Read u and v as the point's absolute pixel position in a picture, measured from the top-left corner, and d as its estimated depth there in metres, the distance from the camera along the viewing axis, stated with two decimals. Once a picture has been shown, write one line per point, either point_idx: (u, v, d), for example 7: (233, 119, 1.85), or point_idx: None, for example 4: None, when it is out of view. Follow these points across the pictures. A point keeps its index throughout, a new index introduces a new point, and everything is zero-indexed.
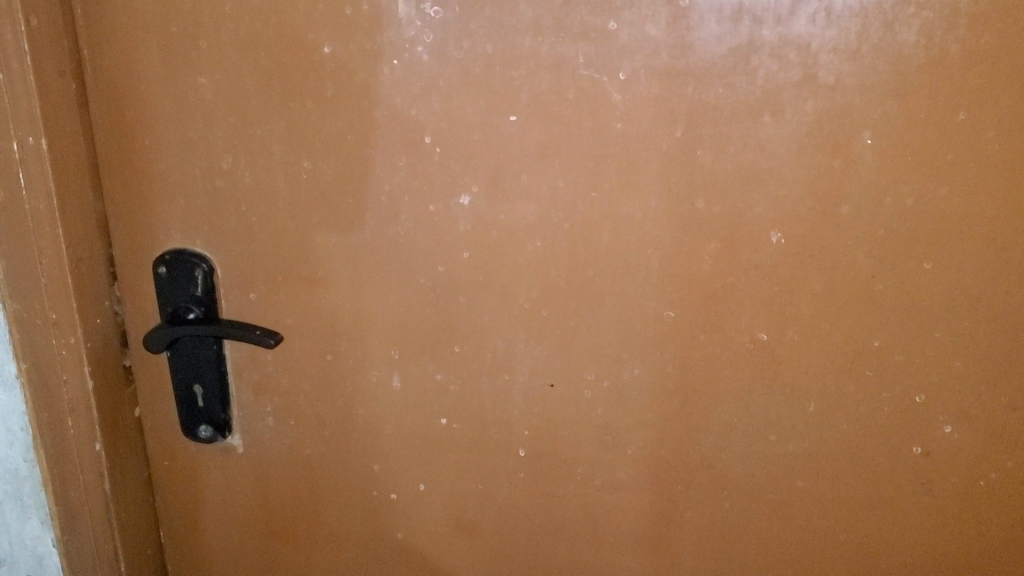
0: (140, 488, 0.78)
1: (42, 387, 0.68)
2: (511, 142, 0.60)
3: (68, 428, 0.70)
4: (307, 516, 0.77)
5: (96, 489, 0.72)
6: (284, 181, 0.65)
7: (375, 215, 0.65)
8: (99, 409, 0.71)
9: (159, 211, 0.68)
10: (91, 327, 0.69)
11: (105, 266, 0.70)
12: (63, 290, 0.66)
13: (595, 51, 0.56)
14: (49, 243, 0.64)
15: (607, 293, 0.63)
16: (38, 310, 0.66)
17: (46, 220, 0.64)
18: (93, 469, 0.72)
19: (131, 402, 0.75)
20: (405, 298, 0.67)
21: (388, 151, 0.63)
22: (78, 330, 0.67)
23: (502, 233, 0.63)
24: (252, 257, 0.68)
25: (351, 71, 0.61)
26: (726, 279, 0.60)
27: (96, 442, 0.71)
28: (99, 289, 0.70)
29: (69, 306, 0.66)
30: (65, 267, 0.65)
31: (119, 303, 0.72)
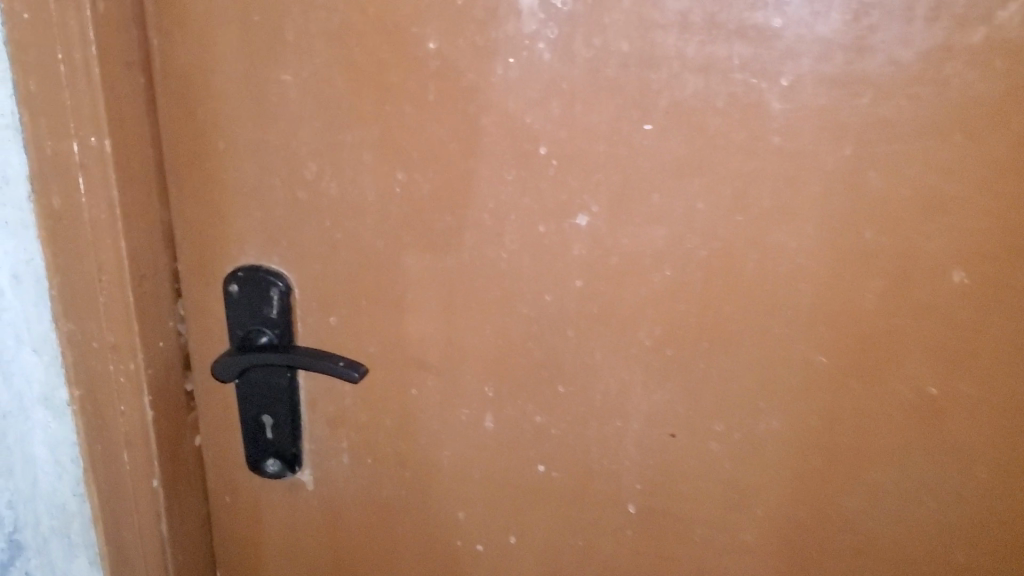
0: (198, 525, 0.71)
1: (97, 416, 0.61)
2: (643, 156, 0.52)
3: (123, 462, 0.62)
4: (380, 564, 0.70)
5: (152, 529, 0.65)
6: (374, 194, 0.58)
7: (477, 234, 0.57)
8: (158, 443, 0.63)
9: (232, 223, 0.61)
10: (152, 350, 0.61)
11: (169, 281, 0.63)
12: (123, 309, 0.58)
13: (753, 53, 0.47)
14: (109, 257, 0.57)
15: (745, 334, 0.54)
16: (94, 331, 0.59)
17: (107, 231, 0.56)
18: (149, 508, 0.64)
19: (190, 430, 0.68)
20: (506, 330, 0.59)
21: (497, 162, 0.55)
22: (138, 355, 0.60)
23: (625, 260, 0.55)
24: (335, 277, 0.61)
25: (458, 70, 0.53)
26: (891, 324, 0.52)
27: (153, 478, 0.64)
28: (162, 307, 0.62)
29: (128, 328, 0.59)
30: (127, 285, 0.58)
31: (182, 322, 0.65)
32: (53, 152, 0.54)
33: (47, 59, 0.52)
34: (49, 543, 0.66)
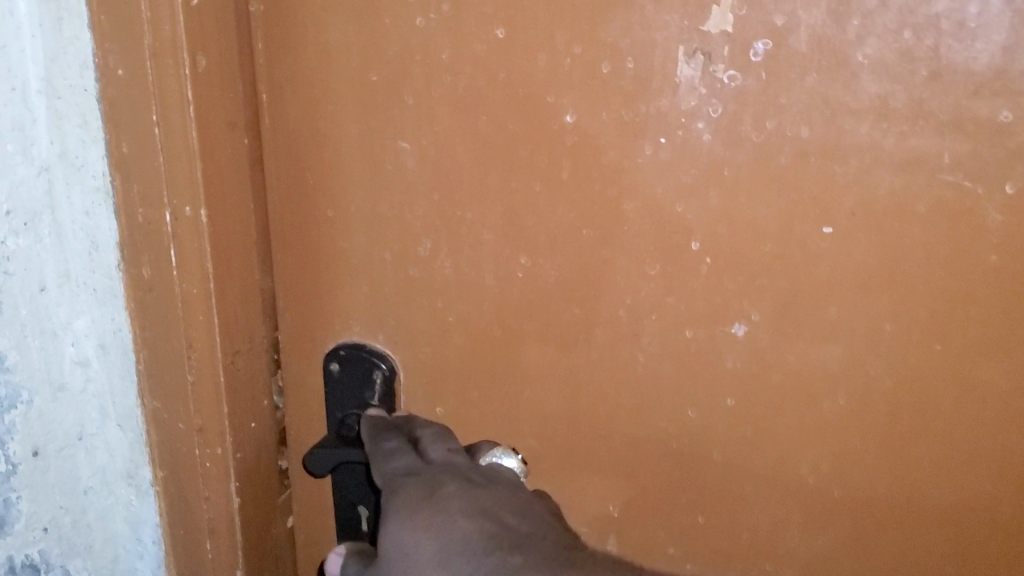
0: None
1: (180, 500, 0.56)
2: (818, 263, 0.43)
3: (206, 551, 0.57)
4: None
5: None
6: (494, 279, 0.51)
7: (609, 334, 0.49)
8: (244, 531, 0.57)
9: (337, 297, 0.55)
10: (243, 434, 0.56)
11: (270, 354, 0.57)
12: (212, 391, 0.53)
13: (968, 150, 0.38)
14: (201, 336, 0.51)
15: (925, 476, 0.45)
16: (180, 413, 0.53)
17: (200, 307, 0.50)
18: None
19: (282, 512, 0.63)
20: (636, 444, 0.51)
21: (638, 255, 0.46)
22: (226, 440, 0.54)
23: (787, 381, 0.45)
24: (446, 365, 0.54)
25: (600, 148, 0.45)
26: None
27: (237, 570, 0.58)
28: (260, 384, 0.57)
29: (217, 410, 0.53)
30: (218, 366, 0.52)
31: (280, 395, 0.59)
32: (144, 220, 0.49)
33: (143, 120, 0.46)
34: None
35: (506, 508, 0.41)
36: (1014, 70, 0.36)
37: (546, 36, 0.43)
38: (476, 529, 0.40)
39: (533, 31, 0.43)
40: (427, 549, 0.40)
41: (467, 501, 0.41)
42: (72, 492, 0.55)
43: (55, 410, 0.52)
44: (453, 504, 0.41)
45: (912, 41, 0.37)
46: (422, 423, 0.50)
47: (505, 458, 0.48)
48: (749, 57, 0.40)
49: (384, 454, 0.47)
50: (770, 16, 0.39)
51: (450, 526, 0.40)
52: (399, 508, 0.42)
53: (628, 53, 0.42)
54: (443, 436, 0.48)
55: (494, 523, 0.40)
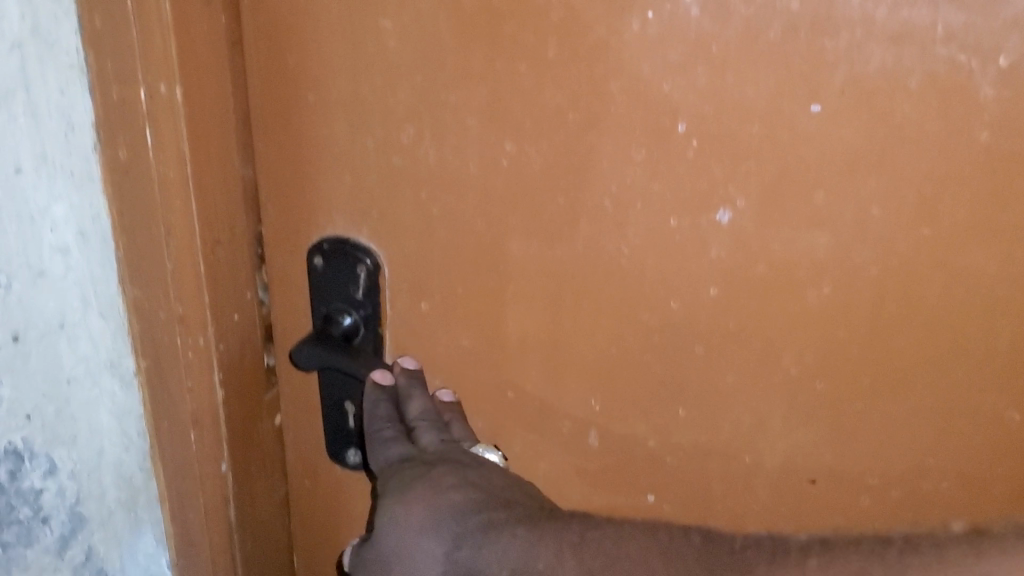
0: (274, 507, 0.66)
1: (165, 390, 0.57)
2: (807, 144, 0.41)
3: (190, 443, 0.57)
4: None
5: (220, 515, 0.60)
6: (478, 168, 0.49)
7: (593, 224, 0.48)
8: (229, 425, 0.57)
9: (320, 188, 0.54)
10: (227, 325, 0.55)
11: (255, 246, 0.57)
12: (194, 279, 0.52)
13: (965, 20, 0.36)
14: (180, 221, 0.50)
15: (911, 366, 0.44)
16: (162, 302, 0.53)
17: (178, 192, 0.49)
18: (218, 493, 0.59)
19: (269, 409, 0.62)
20: (620, 338, 0.50)
21: (623, 139, 0.45)
22: (208, 330, 0.54)
23: (772, 270, 0.44)
24: (430, 260, 0.53)
25: (585, 24, 0.43)
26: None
27: (222, 462, 0.58)
28: (244, 276, 0.56)
29: (198, 300, 0.53)
30: (198, 254, 0.51)
31: (265, 290, 0.59)
32: (120, 98, 0.48)
33: None
34: (113, 520, 0.60)
35: (492, 479, 0.45)
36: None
37: None
38: (460, 497, 0.43)
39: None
40: (418, 520, 0.43)
41: (455, 475, 0.45)
42: (54, 383, 0.54)
43: (35, 296, 0.51)
44: (442, 480, 0.45)
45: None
46: (415, 402, 0.53)
47: (488, 453, 0.51)
48: None
49: (379, 433, 0.52)
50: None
51: (437, 498, 0.44)
52: (395, 489, 0.46)
53: None
54: (436, 422, 0.52)
55: (480, 490, 0.44)
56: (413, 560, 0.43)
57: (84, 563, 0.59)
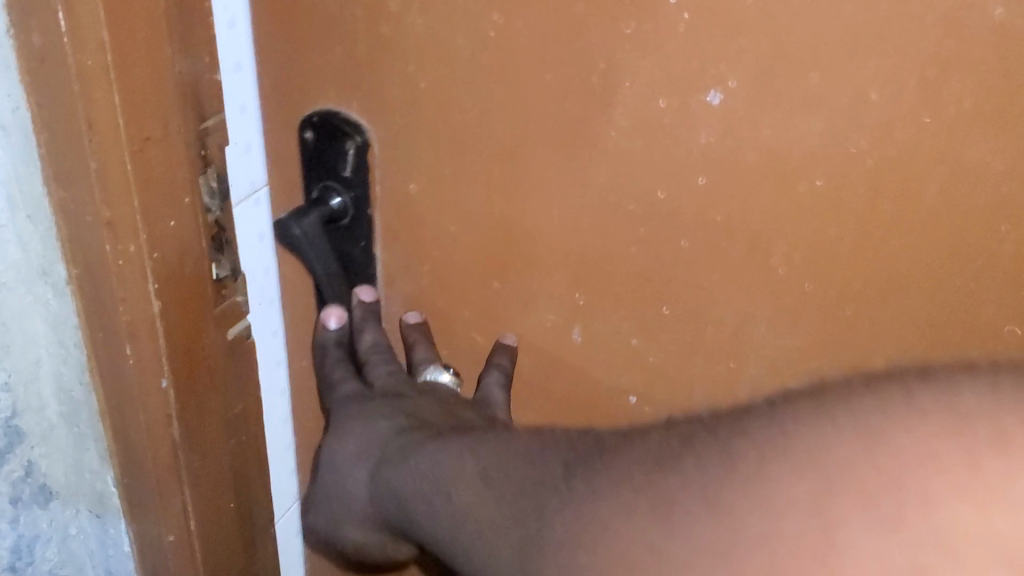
0: (223, 433, 0.58)
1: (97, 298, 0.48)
2: (804, 17, 0.37)
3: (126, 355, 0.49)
4: None
5: (166, 442, 0.53)
6: (465, 40, 0.46)
7: (580, 105, 0.45)
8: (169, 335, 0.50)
9: (303, 61, 0.51)
10: (164, 229, 0.47)
11: (244, 143, 0.54)
12: (123, 175, 0.44)
13: None
14: (98, 97, 0.41)
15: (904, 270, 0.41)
16: (87, 202, 0.44)
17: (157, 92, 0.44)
18: (161, 410, 0.52)
19: (220, 324, 0.54)
20: (605, 229, 0.47)
21: (613, 11, 0.41)
22: (141, 235, 0.46)
23: (762, 158, 0.41)
24: (418, 140, 0.51)
25: None
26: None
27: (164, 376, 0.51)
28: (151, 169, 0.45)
29: (129, 193, 0.44)
30: (127, 151, 0.43)
31: (213, 198, 0.51)
32: None
33: None
34: (55, 433, 0.55)
35: (422, 411, 0.49)
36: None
37: None
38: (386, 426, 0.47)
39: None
40: (351, 446, 0.48)
41: (385, 411, 0.49)
42: None
43: None
44: (378, 407, 0.50)
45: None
46: (366, 334, 0.57)
47: (441, 376, 0.56)
48: None
49: (335, 376, 0.57)
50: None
51: (365, 455, 0.47)
52: (340, 416, 0.52)
53: None
54: (386, 354, 0.57)
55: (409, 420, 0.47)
56: (350, 487, 0.47)
57: (25, 478, 0.53)
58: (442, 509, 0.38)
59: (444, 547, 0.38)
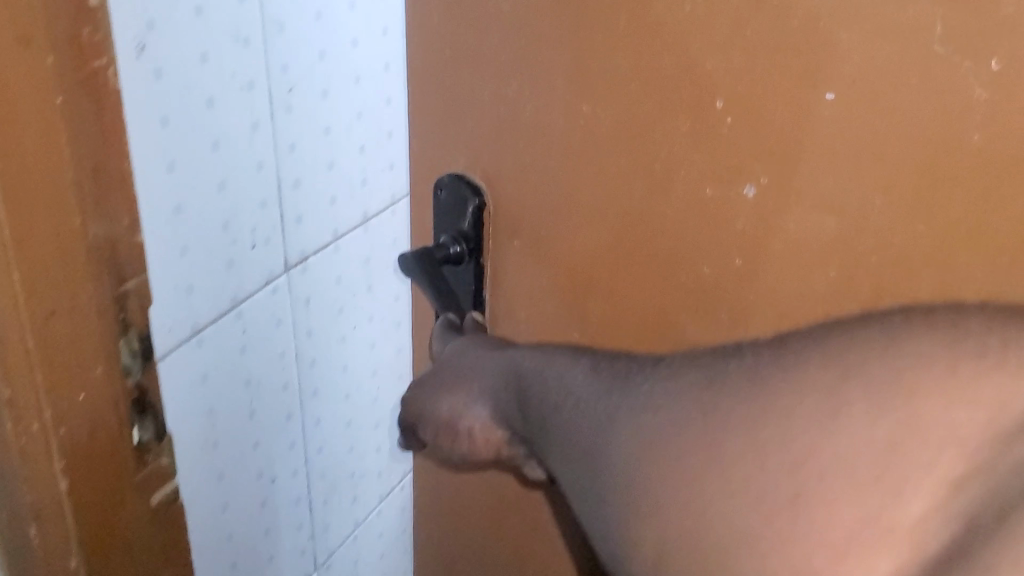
0: None
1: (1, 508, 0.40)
2: (820, 129, 0.44)
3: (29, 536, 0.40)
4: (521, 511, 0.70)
5: None
6: (561, 127, 0.55)
7: (647, 186, 0.52)
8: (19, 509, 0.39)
9: (439, 134, 0.62)
10: (72, 403, 0.38)
11: (228, 296, 0.52)
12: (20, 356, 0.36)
13: (964, 23, 0.38)
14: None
15: None
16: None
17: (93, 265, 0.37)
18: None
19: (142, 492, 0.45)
20: (663, 296, 0.55)
21: (673, 110, 0.49)
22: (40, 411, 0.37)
23: (787, 244, 0.48)
24: (521, 208, 0.60)
25: (649, 3, 0.47)
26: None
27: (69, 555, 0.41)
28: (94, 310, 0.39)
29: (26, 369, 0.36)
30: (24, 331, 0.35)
31: (134, 359, 0.42)
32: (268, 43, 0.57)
33: None
34: None
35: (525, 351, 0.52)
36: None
37: None
38: (496, 364, 0.52)
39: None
40: (470, 381, 0.53)
41: (499, 355, 0.53)
42: None
43: None
44: (488, 354, 0.54)
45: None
46: None
47: None
48: None
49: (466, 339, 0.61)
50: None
51: (487, 394, 0.52)
52: (450, 370, 0.54)
53: None
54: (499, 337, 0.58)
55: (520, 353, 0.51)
56: (472, 407, 0.52)
57: None
58: (570, 439, 0.43)
59: (569, 468, 0.44)
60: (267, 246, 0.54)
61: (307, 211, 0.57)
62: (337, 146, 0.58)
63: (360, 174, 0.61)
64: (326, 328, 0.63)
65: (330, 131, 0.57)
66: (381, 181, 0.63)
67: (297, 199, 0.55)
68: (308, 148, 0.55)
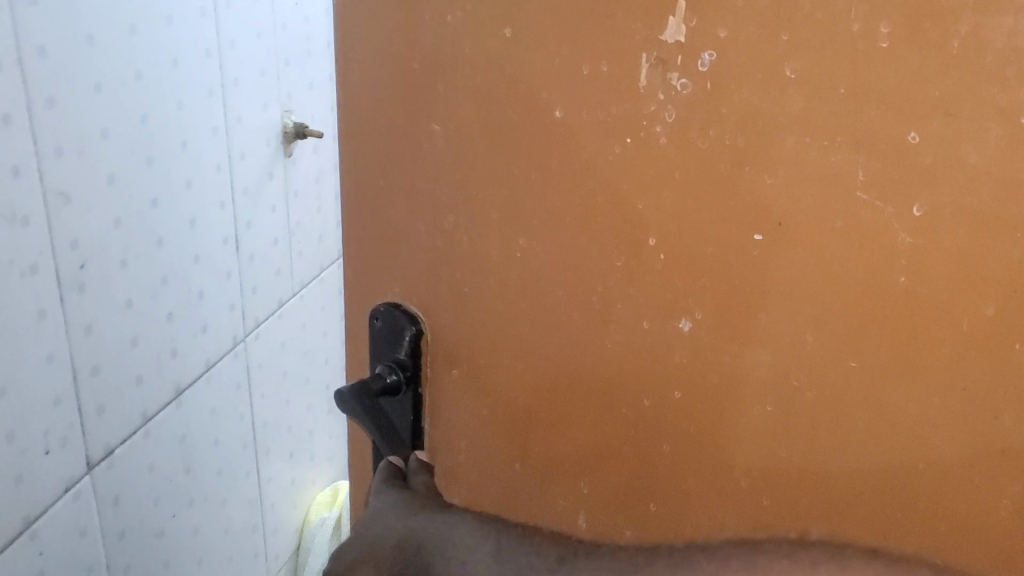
0: None
1: None
2: (752, 268, 0.44)
3: None
4: None
5: None
6: (497, 260, 0.55)
7: (583, 319, 0.52)
8: None
9: (375, 265, 0.61)
10: None
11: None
12: None
13: (883, 170, 0.38)
14: None
15: (834, 496, 0.46)
16: None
17: None
18: None
19: None
20: (603, 426, 0.55)
21: (607, 248, 0.49)
22: None
23: (723, 378, 0.48)
24: (460, 338, 0.60)
25: (579, 144, 0.47)
26: (959, 502, 0.42)
27: None
28: None
29: None
30: None
31: None
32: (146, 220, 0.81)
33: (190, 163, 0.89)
34: None
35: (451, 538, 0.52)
36: (933, 89, 0.36)
37: (542, 37, 0.47)
38: (391, 537, 0.51)
39: (530, 31, 0.47)
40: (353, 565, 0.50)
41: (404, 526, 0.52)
42: None
43: None
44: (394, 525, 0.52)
45: (839, 52, 0.38)
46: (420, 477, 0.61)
47: None
48: (699, 65, 0.42)
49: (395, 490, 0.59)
50: (714, 29, 0.40)
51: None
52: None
53: (602, 57, 0.45)
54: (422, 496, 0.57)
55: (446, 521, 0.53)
56: None
57: None
58: None
59: None
60: (64, 443, 0.73)
61: (64, 394, 0.73)
62: (79, 352, 0.74)
63: (162, 318, 0.86)
64: (128, 468, 0.83)
65: (42, 314, 0.69)
66: (112, 406, 0.79)
67: (88, 379, 0.76)
68: (105, 327, 0.77)
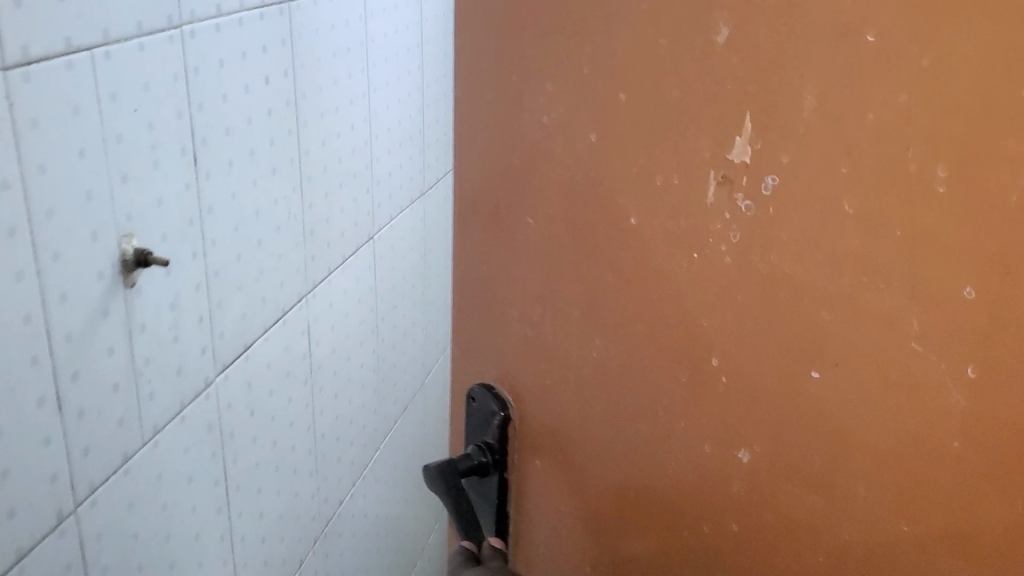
0: None
1: None
2: (809, 407, 0.41)
3: None
4: None
5: None
6: (575, 357, 0.54)
7: (650, 429, 0.50)
8: None
9: (465, 349, 0.61)
10: None
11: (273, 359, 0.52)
12: None
13: (940, 322, 0.36)
14: None
15: None
16: None
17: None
18: None
19: None
20: (667, 542, 0.52)
21: (674, 361, 0.47)
22: None
23: (779, 515, 0.45)
24: (540, 432, 0.59)
25: (651, 253, 0.46)
26: None
27: None
28: None
29: None
30: None
31: None
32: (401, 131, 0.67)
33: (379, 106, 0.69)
34: None
35: None
36: (995, 244, 0.33)
37: (618, 143, 0.46)
38: None
39: (610, 136, 0.46)
40: None
41: None
42: None
43: None
44: None
45: (898, 191, 0.35)
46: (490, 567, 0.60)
47: None
48: (764, 187, 0.40)
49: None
50: (777, 154, 0.39)
51: None
52: None
53: (674, 169, 0.44)
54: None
55: None
56: None
57: None
58: None
59: None
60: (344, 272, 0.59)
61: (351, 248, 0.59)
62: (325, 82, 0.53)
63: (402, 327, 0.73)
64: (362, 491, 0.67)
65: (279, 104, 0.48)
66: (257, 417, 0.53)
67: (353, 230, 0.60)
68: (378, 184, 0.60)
